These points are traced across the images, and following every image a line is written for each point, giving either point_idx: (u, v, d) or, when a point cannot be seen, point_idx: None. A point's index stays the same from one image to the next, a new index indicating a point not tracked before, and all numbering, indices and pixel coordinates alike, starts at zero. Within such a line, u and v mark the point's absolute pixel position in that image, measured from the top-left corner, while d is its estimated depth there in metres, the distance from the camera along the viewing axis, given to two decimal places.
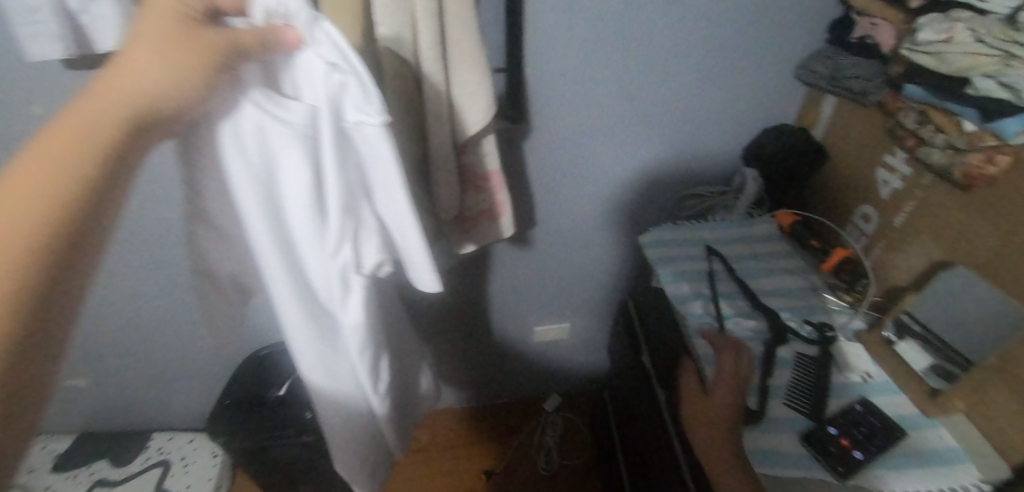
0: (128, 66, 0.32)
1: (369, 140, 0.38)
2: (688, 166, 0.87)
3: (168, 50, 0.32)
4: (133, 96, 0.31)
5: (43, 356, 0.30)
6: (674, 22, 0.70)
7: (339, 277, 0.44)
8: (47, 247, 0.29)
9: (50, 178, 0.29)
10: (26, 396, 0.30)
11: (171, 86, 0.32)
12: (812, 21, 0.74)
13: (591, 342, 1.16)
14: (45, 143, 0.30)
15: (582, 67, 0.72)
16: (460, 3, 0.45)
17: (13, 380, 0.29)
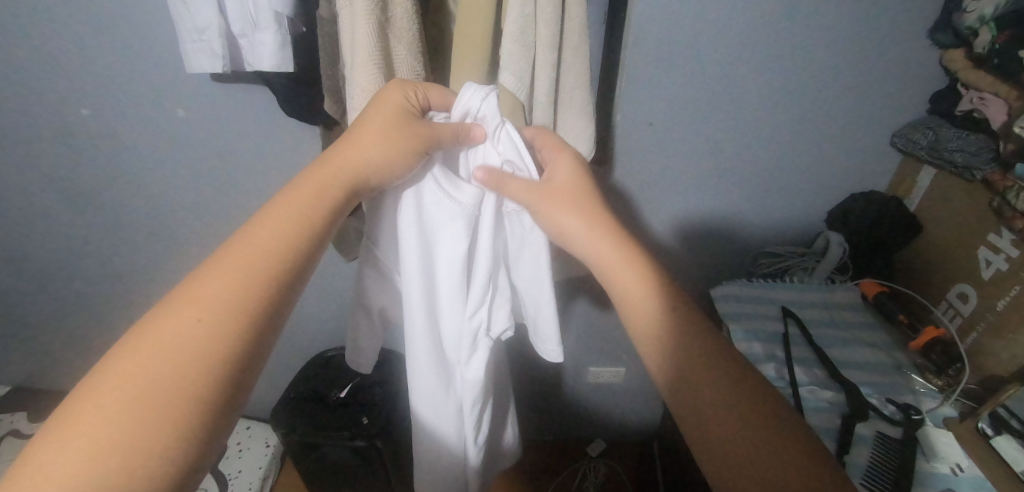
0: (350, 145, 0.47)
1: (523, 221, 0.51)
2: (766, 223, 0.86)
3: (381, 135, 0.46)
4: (351, 163, 0.46)
5: (263, 329, 0.41)
6: (768, 82, 0.71)
7: (471, 337, 0.52)
8: (282, 254, 0.43)
9: (291, 211, 0.44)
10: (250, 357, 0.39)
11: (376, 156, 0.46)
12: (915, 91, 0.73)
13: (644, 390, 1.14)
14: (293, 193, 0.45)
15: (670, 118, 0.74)
16: (576, 56, 0.50)
17: (244, 341, 0.39)
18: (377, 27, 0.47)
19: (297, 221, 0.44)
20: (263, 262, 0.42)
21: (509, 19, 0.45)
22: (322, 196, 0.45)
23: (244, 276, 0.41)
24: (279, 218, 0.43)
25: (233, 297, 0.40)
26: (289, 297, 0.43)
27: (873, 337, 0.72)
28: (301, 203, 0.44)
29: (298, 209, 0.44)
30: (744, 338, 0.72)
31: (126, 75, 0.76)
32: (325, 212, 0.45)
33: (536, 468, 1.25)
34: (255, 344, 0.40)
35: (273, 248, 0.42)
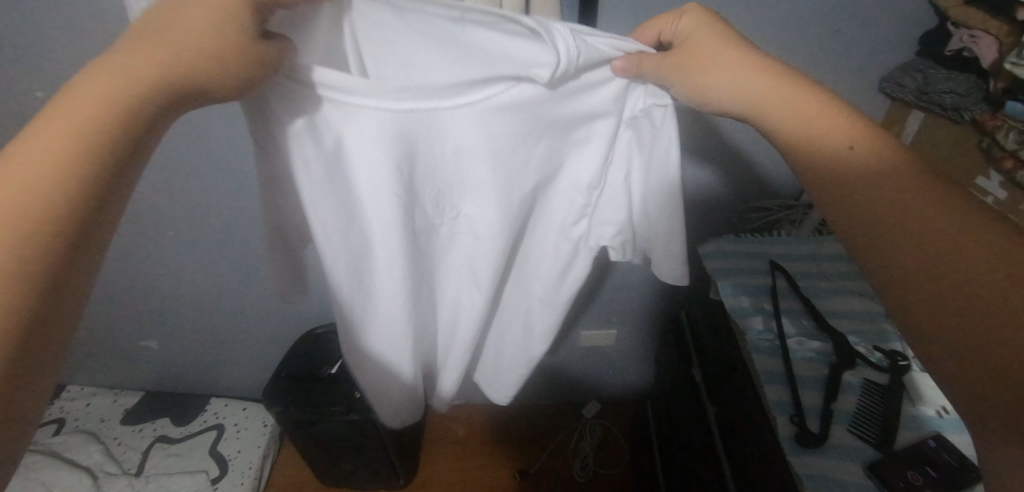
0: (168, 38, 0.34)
1: (654, 122, 0.51)
2: None
3: (214, 37, 0.34)
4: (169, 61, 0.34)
5: (70, 288, 0.30)
6: (749, 26, 0.68)
7: (574, 246, 0.57)
8: (85, 182, 0.30)
9: (85, 120, 0.31)
10: (48, 328, 0.29)
11: (213, 66, 0.35)
12: (903, 31, 0.70)
13: (636, 350, 1.15)
14: (77, 94, 0.31)
15: None
16: None
17: (40, 308, 0.28)
18: None
19: (77, 153, 0.30)
20: (28, 204, 0.28)
21: None
22: (117, 111, 0.32)
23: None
24: (41, 145, 0.30)
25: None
26: (90, 249, 0.31)
27: (859, 285, 0.71)
28: (78, 126, 0.31)
29: (71, 136, 0.30)
30: (732, 293, 0.72)
31: None
32: (128, 136, 0.33)
33: (531, 432, 1.26)
34: (58, 306, 0.29)
35: (39, 186, 0.29)
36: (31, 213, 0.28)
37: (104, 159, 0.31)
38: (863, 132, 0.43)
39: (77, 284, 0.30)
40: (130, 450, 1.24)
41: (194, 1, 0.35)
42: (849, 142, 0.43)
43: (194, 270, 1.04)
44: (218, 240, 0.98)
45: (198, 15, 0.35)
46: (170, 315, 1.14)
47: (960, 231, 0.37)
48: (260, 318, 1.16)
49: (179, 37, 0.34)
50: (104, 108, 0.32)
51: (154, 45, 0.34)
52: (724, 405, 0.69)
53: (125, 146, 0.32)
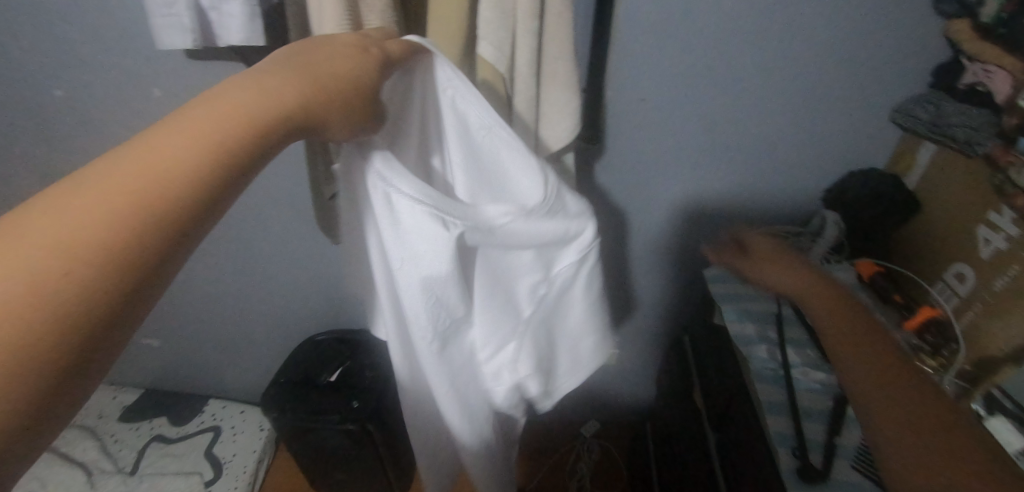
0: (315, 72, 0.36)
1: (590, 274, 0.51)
2: (760, 202, 0.85)
3: (351, 84, 0.37)
4: (312, 94, 0.35)
5: (143, 296, 0.27)
6: (763, 53, 0.68)
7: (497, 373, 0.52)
8: (210, 186, 0.30)
9: (225, 125, 0.31)
10: (110, 336, 0.26)
11: (342, 103, 0.36)
12: (915, 63, 0.70)
13: (639, 370, 1.14)
14: (226, 102, 0.32)
15: (660, 93, 0.72)
16: (561, 25, 0.44)
17: (115, 308, 0.26)
18: None
19: (210, 155, 0.30)
20: (165, 181, 0.28)
21: None
22: (260, 121, 0.32)
23: (122, 192, 0.27)
24: (188, 129, 0.30)
25: (109, 219, 0.26)
26: (179, 254, 0.29)
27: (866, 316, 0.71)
28: (222, 128, 0.31)
29: (216, 126, 0.30)
30: (737, 320, 0.71)
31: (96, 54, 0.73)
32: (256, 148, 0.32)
33: (529, 449, 1.25)
34: (131, 309, 0.27)
35: (176, 165, 0.29)
36: (166, 193, 0.28)
37: (239, 153, 0.31)
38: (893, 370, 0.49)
39: (153, 293, 0.28)
40: (126, 448, 1.24)
41: (336, 52, 0.38)
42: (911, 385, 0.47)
43: (201, 269, 1.05)
44: (227, 241, 0.99)
45: (334, 53, 0.38)
46: (174, 313, 1.15)
47: (945, 441, 0.42)
48: (263, 322, 1.16)
49: (322, 68, 0.37)
50: (244, 109, 0.32)
51: (301, 68, 0.36)
52: (724, 432, 0.68)
53: (260, 146, 0.32)
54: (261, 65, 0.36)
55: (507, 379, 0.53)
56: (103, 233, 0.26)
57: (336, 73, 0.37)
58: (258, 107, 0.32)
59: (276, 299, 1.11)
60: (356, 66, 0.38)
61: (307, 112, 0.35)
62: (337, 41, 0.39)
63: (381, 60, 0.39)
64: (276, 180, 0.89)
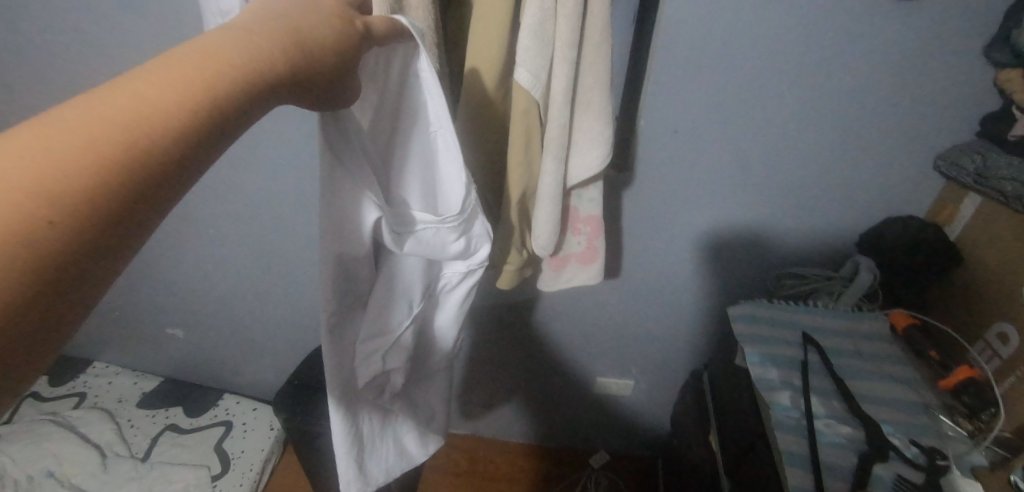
0: (294, 25, 0.31)
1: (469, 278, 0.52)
2: (791, 242, 0.82)
3: (337, 39, 0.32)
4: (291, 44, 0.30)
5: (105, 253, 0.23)
6: (803, 92, 0.67)
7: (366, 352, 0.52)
8: (180, 138, 0.25)
9: (191, 71, 0.26)
10: (62, 297, 0.22)
11: (329, 57, 0.31)
12: (962, 111, 0.68)
13: (653, 402, 1.12)
14: (190, 51, 0.26)
15: (693, 126, 0.71)
16: (600, 56, 0.44)
17: (65, 263, 0.21)
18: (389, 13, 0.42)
19: (175, 106, 0.25)
20: (122, 139, 0.23)
21: (528, 13, 0.40)
22: (236, 70, 0.27)
23: (67, 149, 0.22)
24: (154, 82, 0.25)
25: (58, 169, 0.22)
26: (147, 211, 0.24)
27: (899, 371, 0.68)
28: (190, 76, 0.25)
29: (192, 81, 0.25)
30: (760, 363, 0.69)
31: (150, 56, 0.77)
32: (235, 98, 0.27)
33: (535, 474, 1.23)
34: (78, 270, 0.22)
35: (138, 121, 0.24)
36: (125, 153, 0.23)
37: (219, 113, 0.26)
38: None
39: (113, 253, 0.23)
40: (141, 434, 1.27)
41: (316, 7, 0.33)
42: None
43: (229, 266, 1.08)
44: (257, 240, 1.02)
45: (318, 13, 0.32)
46: (199, 306, 1.18)
47: None
48: (283, 322, 1.18)
49: (306, 27, 0.31)
50: (221, 64, 0.27)
51: (280, 19, 0.31)
52: (739, 479, 0.66)
53: (242, 108, 0.27)
54: (236, 19, 0.30)
55: (379, 365, 0.52)
56: (43, 198, 0.21)
57: (326, 35, 0.31)
58: (238, 62, 0.27)
59: (297, 301, 1.13)
60: (348, 33, 0.33)
61: (296, 76, 0.30)
62: (325, 1, 0.34)
63: (370, 29, 0.34)
64: (308, 186, 0.91)
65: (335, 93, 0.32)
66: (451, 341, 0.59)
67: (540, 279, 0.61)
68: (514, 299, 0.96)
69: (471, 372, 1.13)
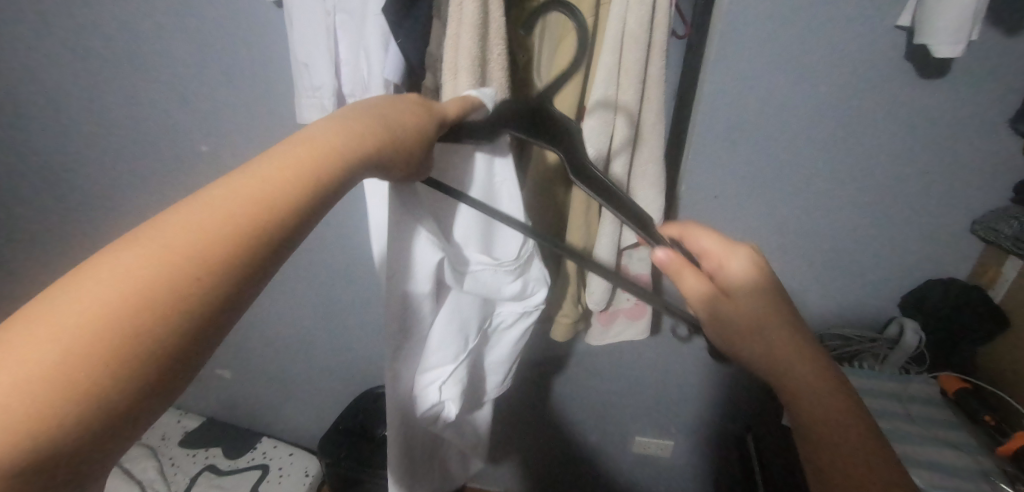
0: (387, 113, 0.36)
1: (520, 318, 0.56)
2: (833, 304, 0.84)
3: (417, 122, 0.37)
4: (384, 129, 0.35)
5: (231, 304, 0.28)
6: (837, 159, 0.72)
7: (421, 390, 0.54)
8: (295, 211, 0.31)
9: (309, 154, 0.31)
10: (202, 339, 0.27)
11: (411, 137, 0.36)
12: (994, 179, 0.71)
13: (694, 463, 1.10)
14: (303, 135, 0.32)
15: (730, 191, 0.76)
16: (654, 134, 0.50)
17: (209, 311, 0.27)
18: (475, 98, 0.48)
19: (295, 184, 0.31)
20: (254, 214, 0.29)
21: (593, 97, 0.46)
22: (340, 151, 0.33)
23: (214, 220, 0.28)
24: (278, 165, 0.31)
25: (210, 234, 0.27)
26: (262, 270, 0.30)
27: (952, 435, 0.67)
28: (308, 158, 0.31)
29: (303, 170, 0.31)
30: None
31: (237, 123, 0.87)
32: (338, 177, 0.33)
33: None
34: (215, 319, 0.27)
35: (268, 198, 0.29)
36: (257, 225, 0.29)
37: (321, 189, 0.32)
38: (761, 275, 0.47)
39: (236, 305, 0.29)
40: (181, 473, 1.29)
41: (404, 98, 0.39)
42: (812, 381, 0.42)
43: (283, 312, 1.15)
44: (312, 287, 1.09)
45: (405, 104, 0.38)
46: (250, 348, 1.24)
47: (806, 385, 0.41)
48: (328, 367, 1.23)
49: (393, 117, 0.36)
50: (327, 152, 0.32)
51: (373, 108, 0.37)
52: None
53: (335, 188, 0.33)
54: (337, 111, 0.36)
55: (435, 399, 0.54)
56: (192, 263, 0.26)
57: (410, 123, 0.37)
58: (339, 150, 0.32)
59: (344, 348, 1.18)
60: (427, 117, 0.38)
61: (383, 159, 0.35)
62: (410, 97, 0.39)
63: (446, 114, 0.39)
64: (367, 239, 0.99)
65: (407, 160, 0.37)
66: (497, 380, 0.61)
67: (590, 333, 0.65)
68: (554, 353, 0.98)
69: (509, 425, 1.13)
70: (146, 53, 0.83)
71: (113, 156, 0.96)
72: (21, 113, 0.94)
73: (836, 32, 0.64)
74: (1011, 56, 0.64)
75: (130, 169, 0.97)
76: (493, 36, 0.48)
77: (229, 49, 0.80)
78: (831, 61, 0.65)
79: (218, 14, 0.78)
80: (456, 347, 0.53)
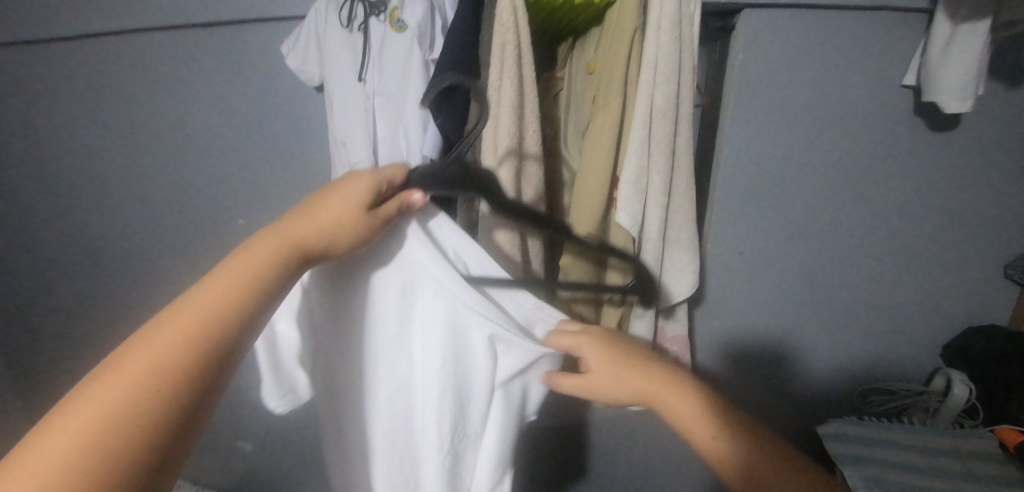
0: (317, 215, 0.40)
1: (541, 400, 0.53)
2: (877, 356, 0.82)
3: (348, 214, 0.40)
4: (313, 234, 0.40)
5: (199, 409, 0.34)
6: (862, 208, 0.73)
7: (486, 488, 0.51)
8: (239, 319, 0.37)
9: (246, 274, 0.37)
10: (180, 439, 0.33)
11: (346, 234, 0.40)
12: (1016, 222, 0.73)
13: None
14: (240, 260, 0.38)
15: (758, 245, 0.76)
16: (685, 199, 0.52)
17: (178, 415, 0.33)
18: (514, 175, 0.51)
19: (238, 301, 0.37)
20: (200, 330, 0.35)
21: (627, 167, 0.48)
22: (272, 265, 0.38)
23: (166, 345, 0.34)
24: (216, 288, 0.36)
25: (165, 356, 0.33)
26: (221, 375, 0.36)
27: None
28: (246, 278, 0.37)
29: (237, 286, 0.37)
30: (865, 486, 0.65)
31: (269, 196, 0.90)
32: (274, 285, 0.38)
33: None
34: (186, 424, 0.34)
35: (211, 316, 0.35)
36: (204, 340, 0.35)
37: (256, 299, 0.37)
38: (609, 337, 0.50)
39: (206, 406, 0.35)
40: None
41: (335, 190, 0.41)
42: (707, 431, 0.43)
43: None
44: None
45: (341, 199, 0.40)
46: None
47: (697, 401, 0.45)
48: None
49: (305, 230, 0.40)
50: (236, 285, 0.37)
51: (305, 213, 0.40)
52: None
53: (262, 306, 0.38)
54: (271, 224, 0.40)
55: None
56: (152, 383, 0.32)
57: (318, 234, 0.40)
58: (265, 265, 0.38)
59: None
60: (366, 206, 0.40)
61: (300, 269, 0.40)
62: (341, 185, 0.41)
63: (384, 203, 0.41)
64: None
65: (348, 247, 0.41)
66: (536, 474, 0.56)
67: None
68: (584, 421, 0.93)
69: None
70: (187, 134, 0.88)
71: (142, 229, 0.97)
72: (54, 188, 0.95)
73: (844, 93, 0.68)
74: (1009, 108, 0.68)
75: (158, 242, 0.97)
76: (529, 115, 0.52)
77: (268, 127, 0.85)
78: (846, 116, 0.69)
79: (265, 97, 0.83)
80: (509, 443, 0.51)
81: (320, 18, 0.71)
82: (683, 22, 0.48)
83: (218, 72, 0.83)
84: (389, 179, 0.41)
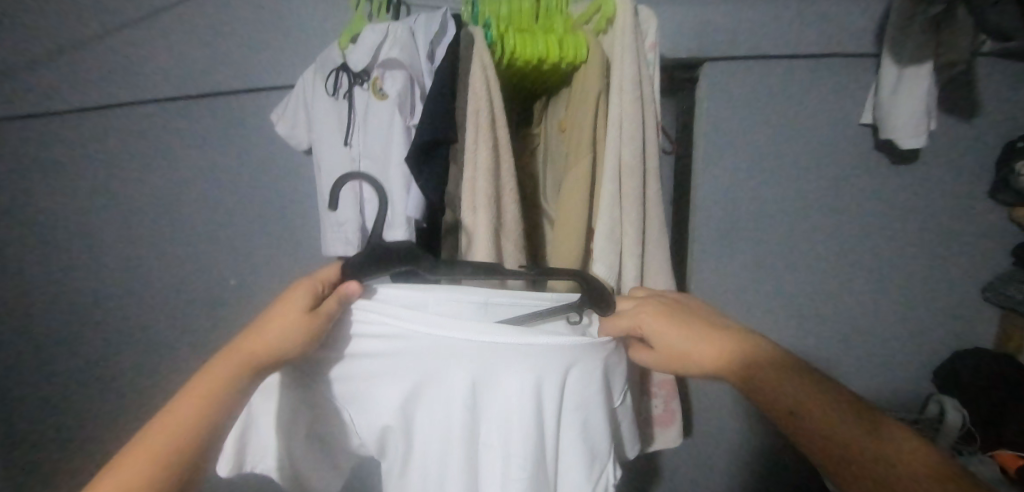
0: (266, 328, 0.41)
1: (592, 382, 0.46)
2: (871, 386, 0.81)
3: (294, 323, 0.41)
4: (264, 346, 0.41)
5: None
6: (839, 240, 0.75)
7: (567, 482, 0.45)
8: (200, 440, 0.38)
9: (204, 398, 0.39)
10: None
11: (295, 341, 0.41)
12: (982, 244, 0.76)
13: None
14: (198, 384, 0.39)
15: (741, 280, 0.77)
16: (660, 247, 0.54)
17: None
18: (493, 231, 0.53)
19: (197, 425, 0.38)
20: (163, 458, 0.36)
21: (601, 220, 0.51)
22: (228, 384, 0.40)
23: (132, 479, 0.35)
24: (178, 415, 0.38)
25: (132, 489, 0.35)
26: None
27: None
28: (204, 402, 0.39)
29: (197, 411, 0.38)
30: None
31: None
32: (232, 402, 0.40)
33: None
34: None
35: (173, 443, 0.37)
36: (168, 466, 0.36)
37: (217, 418, 0.39)
38: (671, 312, 0.47)
39: None
40: None
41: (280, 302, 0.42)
42: (795, 407, 0.40)
43: None
44: None
45: (288, 309, 0.41)
46: None
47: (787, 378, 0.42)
48: None
49: (257, 342, 0.41)
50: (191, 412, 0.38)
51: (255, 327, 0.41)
52: None
53: (219, 427, 0.39)
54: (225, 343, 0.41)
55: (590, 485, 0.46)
56: None
57: (266, 345, 0.41)
58: (222, 386, 0.39)
59: None
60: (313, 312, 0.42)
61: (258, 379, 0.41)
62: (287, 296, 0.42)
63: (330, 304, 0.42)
64: None
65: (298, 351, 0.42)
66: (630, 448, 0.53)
67: None
68: None
69: None
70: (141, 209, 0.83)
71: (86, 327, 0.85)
72: None
73: (805, 132, 0.72)
74: (960, 138, 0.72)
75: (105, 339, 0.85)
76: (505, 175, 0.55)
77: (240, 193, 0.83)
78: (812, 154, 0.73)
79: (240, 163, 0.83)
80: (585, 450, 0.46)
81: (307, 87, 0.74)
82: (643, 83, 0.52)
83: (194, 143, 0.80)
84: (321, 281, 0.43)
